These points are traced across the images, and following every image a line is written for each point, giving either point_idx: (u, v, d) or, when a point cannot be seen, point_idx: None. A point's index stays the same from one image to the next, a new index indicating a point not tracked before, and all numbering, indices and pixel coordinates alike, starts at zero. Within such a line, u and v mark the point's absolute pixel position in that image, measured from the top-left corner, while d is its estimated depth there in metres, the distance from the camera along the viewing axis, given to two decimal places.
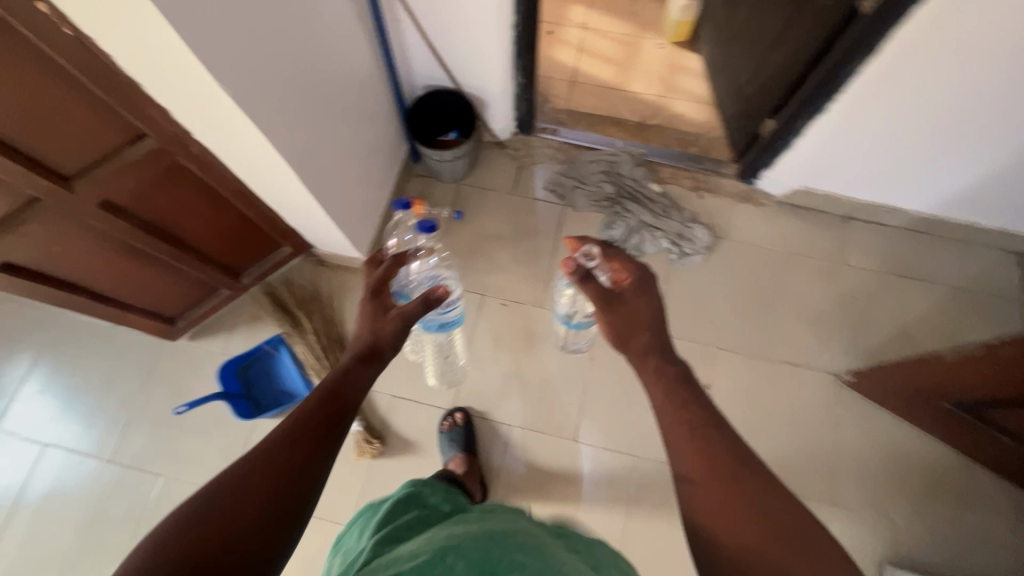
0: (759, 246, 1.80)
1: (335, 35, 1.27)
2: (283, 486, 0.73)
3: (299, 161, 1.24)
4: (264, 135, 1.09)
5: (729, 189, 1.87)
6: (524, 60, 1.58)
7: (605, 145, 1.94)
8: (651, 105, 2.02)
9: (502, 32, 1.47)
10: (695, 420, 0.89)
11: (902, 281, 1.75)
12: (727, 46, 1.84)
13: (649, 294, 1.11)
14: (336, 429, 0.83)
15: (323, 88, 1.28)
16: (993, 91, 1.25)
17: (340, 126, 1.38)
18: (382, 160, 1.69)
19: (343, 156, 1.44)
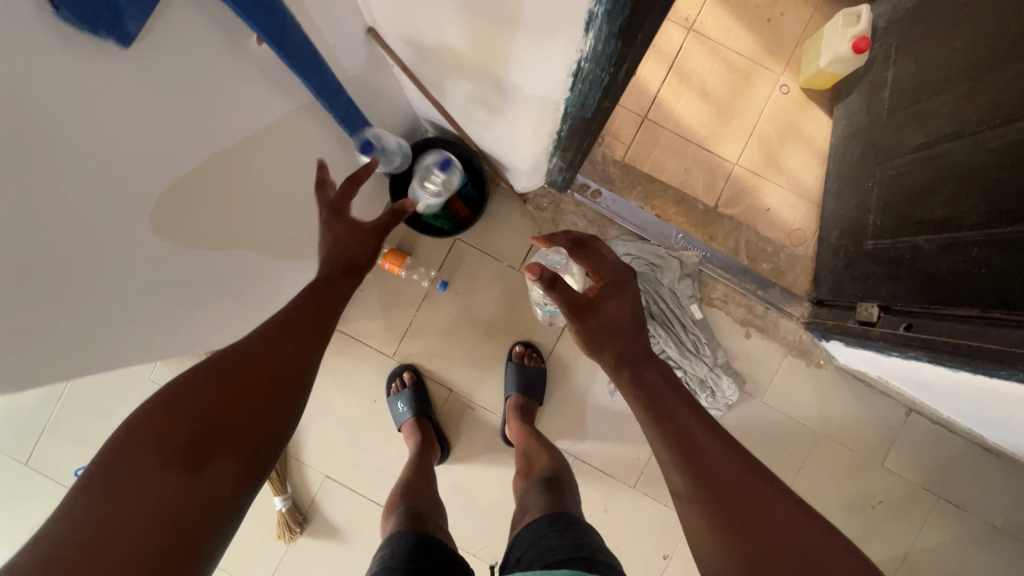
0: (790, 416, 1.48)
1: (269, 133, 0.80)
2: (280, 375, 0.70)
3: (202, 313, 0.89)
4: (125, 341, 0.74)
5: (786, 334, 1.47)
6: (569, 158, 1.08)
7: (655, 234, 1.46)
8: (736, 186, 1.49)
9: (538, 137, 0.95)
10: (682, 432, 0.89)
11: (935, 500, 1.47)
12: (870, 160, 1.27)
13: (621, 293, 1.08)
14: (327, 324, 0.80)
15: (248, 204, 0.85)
16: None
17: (280, 238, 0.98)
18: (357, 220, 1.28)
19: (286, 261, 1.05)
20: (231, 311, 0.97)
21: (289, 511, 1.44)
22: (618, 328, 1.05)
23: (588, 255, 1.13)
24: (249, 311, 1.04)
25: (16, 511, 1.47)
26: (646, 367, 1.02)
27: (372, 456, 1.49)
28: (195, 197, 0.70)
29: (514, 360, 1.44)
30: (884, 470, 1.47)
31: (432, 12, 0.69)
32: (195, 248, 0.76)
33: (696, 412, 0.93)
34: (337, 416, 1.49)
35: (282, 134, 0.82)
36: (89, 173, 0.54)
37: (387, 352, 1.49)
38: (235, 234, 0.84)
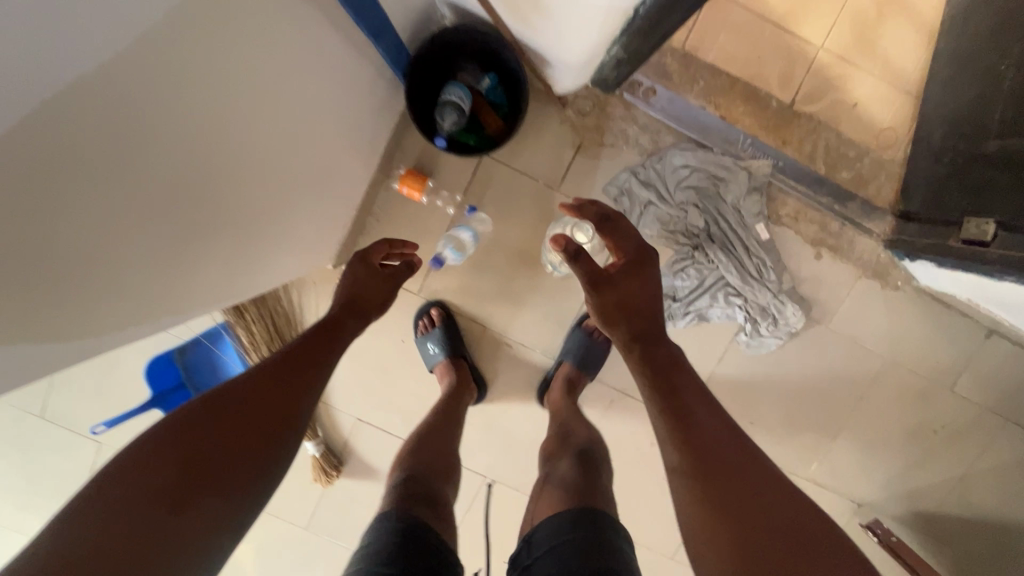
0: (857, 344, 1.35)
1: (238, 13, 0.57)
2: (275, 414, 0.73)
3: (179, 257, 0.71)
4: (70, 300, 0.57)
5: (862, 255, 1.30)
6: (636, 36, 0.83)
7: (718, 141, 1.23)
8: (819, 78, 1.22)
9: (602, 13, 0.70)
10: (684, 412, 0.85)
11: (1003, 424, 1.38)
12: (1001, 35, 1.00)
13: (643, 275, 1.00)
14: (324, 363, 0.83)
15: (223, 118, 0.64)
16: None
17: (264, 158, 0.77)
18: (364, 136, 1.06)
19: (280, 189, 0.86)
20: (217, 252, 0.80)
21: (322, 454, 1.38)
22: (635, 305, 0.98)
23: (613, 227, 1.04)
24: (244, 247, 0.86)
25: (40, 463, 1.42)
26: (660, 349, 0.94)
27: (403, 399, 1.39)
28: (103, 105, 0.48)
29: (581, 331, 1.29)
30: (951, 395, 1.37)
31: None
32: (128, 173, 0.56)
33: (712, 406, 0.86)
34: (362, 358, 1.38)
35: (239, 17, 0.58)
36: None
37: (412, 289, 1.34)
38: (191, 156, 0.63)
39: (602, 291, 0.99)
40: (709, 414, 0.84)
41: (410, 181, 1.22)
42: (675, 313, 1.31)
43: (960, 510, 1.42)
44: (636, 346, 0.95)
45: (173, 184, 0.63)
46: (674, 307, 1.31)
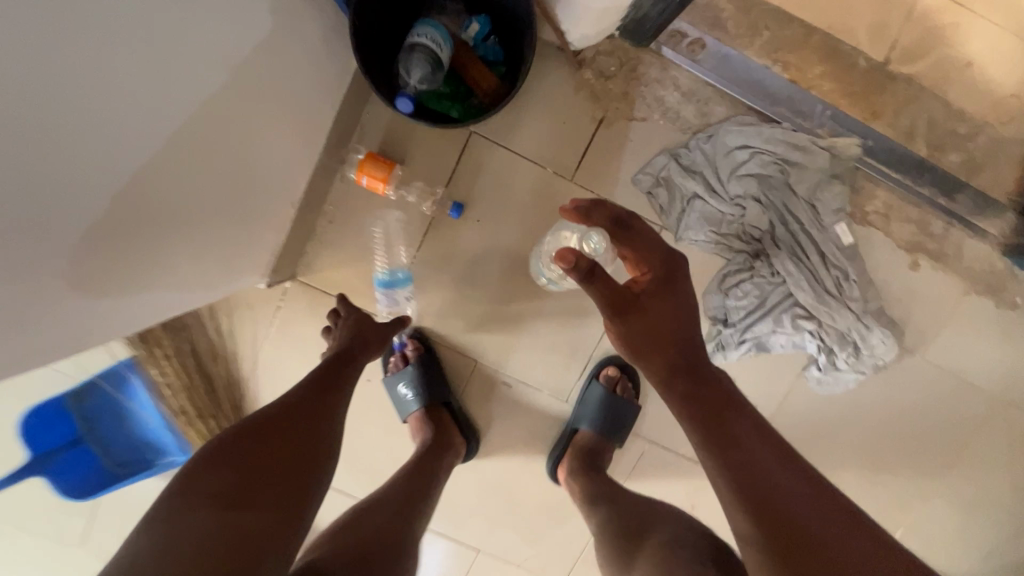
0: (962, 379, 1.04)
1: None
2: (304, 451, 0.62)
3: None
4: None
5: (972, 264, 0.99)
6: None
7: (787, 112, 0.91)
8: (922, 29, 0.91)
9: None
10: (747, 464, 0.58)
11: None
12: None
13: (674, 293, 0.70)
14: (343, 390, 0.71)
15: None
16: None
17: (111, 124, 0.44)
18: (294, 96, 0.73)
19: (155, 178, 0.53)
20: (47, 292, 0.47)
21: None
22: (665, 334, 0.68)
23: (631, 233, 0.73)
24: (106, 278, 0.53)
25: None
26: (708, 389, 0.65)
27: (371, 457, 1.07)
28: None
29: (601, 387, 1.00)
30: None
31: None
32: None
33: (800, 471, 0.58)
34: None
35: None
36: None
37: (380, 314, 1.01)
38: None
39: (625, 317, 0.70)
40: (799, 488, 0.56)
41: (370, 167, 0.90)
42: (728, 342, 0.99)
43: None
44: (675, 386, 0.66)
45: None
46: (725, 334, 0.99)
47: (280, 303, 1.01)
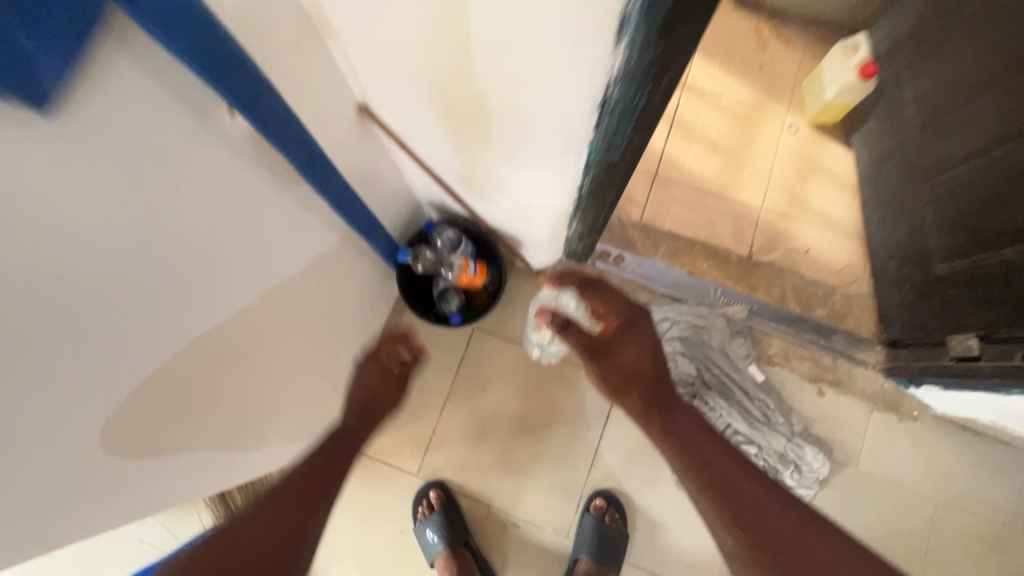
0: (900, 487, 1.23)
1: (282, 238, 0.70)
2: (284, 532, 0.78)
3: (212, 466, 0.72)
4: (87, 499, 0.52)
5: (865, 387, 1.28)
6: (594, 201, 0.84)
7: (691, 294, 1.32)
8: (768, 233, 1.37)
9: (566, 151, 0.67)
10: (717, 471, 0.83)
11: None
12: (913, 180, 1.17)
13: (635, 337, 0.93)
14: (326, 489, 0.90)
15: (266, 321, 0.72)
16: None
17: (299, 347, 0.85)
18: (368, 324, 1.14)
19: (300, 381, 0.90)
20: (246, 454, 0.80)
21: None
22: (639, 379, 0.91)
23: (594, 289, 0.94)
24: (269, 442, 0.86)
25: None
26: (681, 419, 0.88)
27: None
28: (194, 326, 0.57)
29: (592, 517, 1.20)
30: None
31: (458, 90, 0.63)
32: (209, 376, 0.63)
33: (755, 477, 0.84)
34: (360, 560, 1.24)
35: (276, 216, 0.67)
36: (31, 241, 0.37)
37: (411, 470, 1.28)
38: (244, 359, 0.70)
39: (600, 359, 0.93)
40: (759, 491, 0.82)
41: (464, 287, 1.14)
42: None
43: None
44: (654, 417, 0.88)
45: (231, 391, 0.69)
46: None
47: None
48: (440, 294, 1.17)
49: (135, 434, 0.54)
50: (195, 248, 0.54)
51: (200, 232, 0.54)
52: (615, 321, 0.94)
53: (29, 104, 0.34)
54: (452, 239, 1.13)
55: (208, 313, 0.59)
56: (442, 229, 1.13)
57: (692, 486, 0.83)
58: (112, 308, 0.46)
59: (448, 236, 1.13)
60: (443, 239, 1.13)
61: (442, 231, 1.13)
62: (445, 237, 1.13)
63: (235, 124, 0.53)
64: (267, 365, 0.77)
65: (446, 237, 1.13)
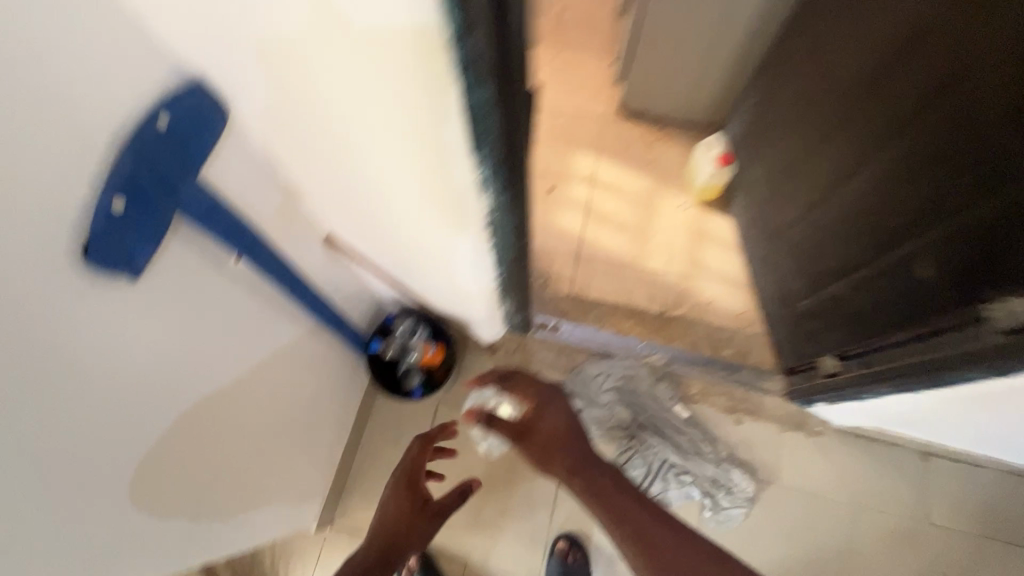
0: (818, 496, 1.42)
1: (271, 341, 0.93)
2: None
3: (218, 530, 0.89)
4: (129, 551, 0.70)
5: (775, 412, 1.50)
6: (509, 280, 1.11)
7: (620, 350, 1.57)
8: (676, 292, 1.65)
9: (473, 255, 0.93)
10: (632, 521, 0.98)
11: (1002, 550, 1.37)
12: (772, 240, 1.48)
13: (551, 412, 1.08)
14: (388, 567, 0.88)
15: (259, 406, 0.93)
16: None
17: (287, 428, 1.05)
18: (346, 407, 1.34)
19: (288, 457, 1.08)
20: (245, 522, 0.97)
21: None
22: (558, 447, 1.05)
23: (512, 381, 1.13)
24: (264, 512, 1.04)
25: None
26: (598, 477, 1.02)
27: None
28: (208, 412, 0.79)
29: (556, 559, 1.35)
30: (935, 528, 1.39)
31: (393, 223, 0.90)
32: (217, 451, 0.83)
33: (662, 520, 1.00)
34: None
35: (267, 326, 0.90)
36: (115, 361, 0.60)
37: None
38: (243, 437, 0.90)
39: (525, 438, 1.08)
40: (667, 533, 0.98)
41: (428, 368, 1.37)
42: None
43: None
44: (576, 479, 1.03)
45: (234, 464, 0.89)
46: None
47: (322, 545, 1.41)
48: (405, 375, 1.38)
49: (162, 496, 0.73)
50: (211, 354, 0.77)
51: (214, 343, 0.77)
52: (533, 402, 1.11)
53: (128, 276, 0.58)
54: (410, 329, 1.35)
55: (217, 400, 0.80)
56: (400, 321, 1.36)
57: (617, 539, 0.98)
58: (152, 403, 0.67)
59: (407, 327, 1.35)
60: (403, 330, 1.35)
61: (401, 323, 1.35)
62: (405, 328, 1.35)
63: (237, 266, 0.78)
64: (261, 443, 0.96)
65: (405, 328, 1.35)
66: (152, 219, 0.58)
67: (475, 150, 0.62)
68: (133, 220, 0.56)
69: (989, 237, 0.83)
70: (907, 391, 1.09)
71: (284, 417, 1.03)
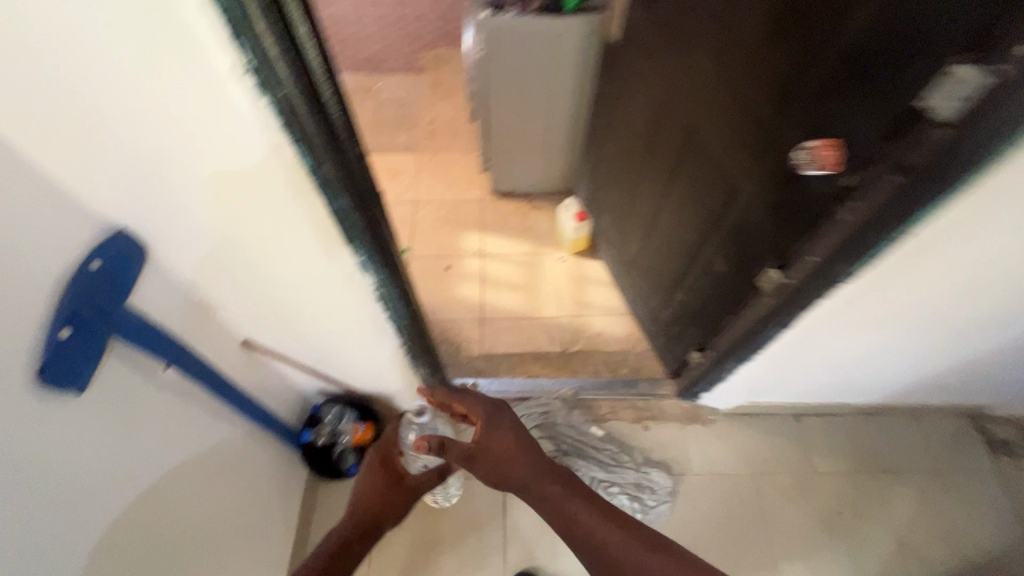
0: (726, 474, 1.64)
1: (207, 441, 1.04)
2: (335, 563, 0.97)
3: None
4: None
5: (674, 412, 1.73)
6: (414, 344, 1.29)
7: (534, 391, 1.74)
8: (571, 331, 1.90)
9: (375, 325, 1.14)
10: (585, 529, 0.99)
11: (876, 477, 1.64)
12: (631, 270, 1.79)
13: (498, 428, 1.04)
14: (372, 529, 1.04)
15: (201, 506, 1.01)
16: (916, 331, 1.18)
17: (231, 526, 1.12)
18: (288, 504, 1.40)
19: (235, 557, 1.14)
20: None
21: None
22: (509, 464, 1.01)
23: (458, 399, 1.08)
24: None
25: None
26: (550, 489, 1.02)
27: None
28: (153, 511, 0.88)
29: None
30: (821, 475, 1.64)
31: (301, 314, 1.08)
32: (166, 551, 0.91)
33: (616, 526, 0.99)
34: None
35: (201, 428, 1.02)
36: (70, 468, 0.71)
37: None
38: (189, 536, 0.97)
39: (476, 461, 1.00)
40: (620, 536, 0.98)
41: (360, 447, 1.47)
42: None
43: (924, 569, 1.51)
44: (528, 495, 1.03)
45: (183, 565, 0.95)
46: None
47: None
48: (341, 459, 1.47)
49: None
50: (152, 457, 0.87)
51: (155, 446, 0.88)
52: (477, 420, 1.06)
53: (75, 390, 0.71)
54: (336, 415, 1.46)
55: (160, 500, 0.89)
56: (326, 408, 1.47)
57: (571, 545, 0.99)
58: (105, 504, 0.78)
59: (333, 414, 1.45)
60: (330, 418, 1.45)
61: (327, 410, 1.46)
62: (332, 415, 1.45)
63: (166, 373, 0.91)
64: (207, 543, 1.03)
65: (331, 414, 1.45)
66: (94, 340, 0.73)
67: (346, 238, 0.85)
68: (75, 344, 0.70)
69: (738, 229, 1.16)
70: (746, 360, 1.37)
71: (226, 516, 1.10)
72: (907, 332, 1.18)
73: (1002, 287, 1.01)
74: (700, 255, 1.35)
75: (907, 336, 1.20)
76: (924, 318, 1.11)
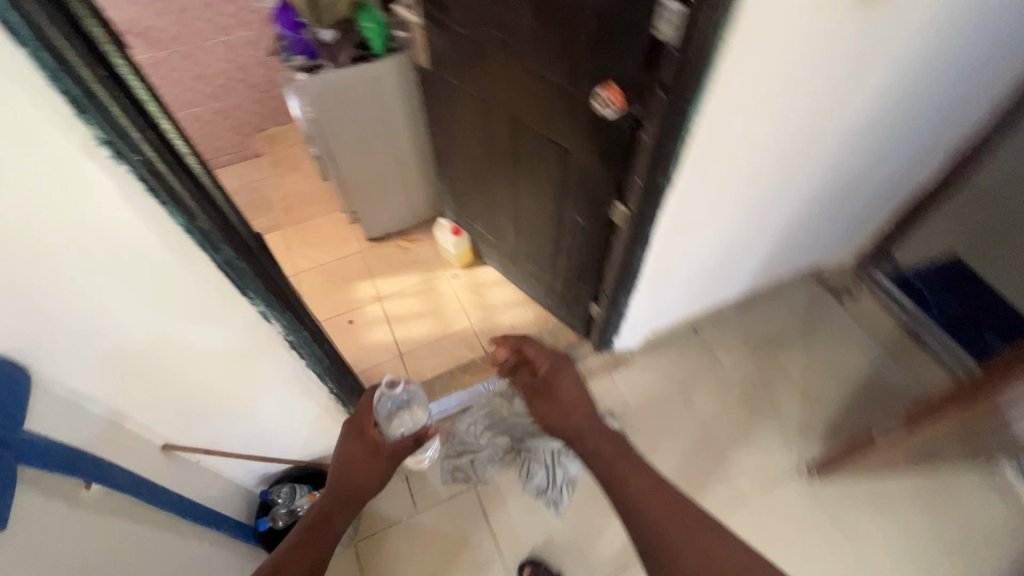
0: (659, 398, 1.83)
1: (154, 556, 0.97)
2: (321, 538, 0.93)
3: None
4: None
5: (599, 365, 1.90)
6: (341, 387, 1.31)
7: (472, 398, 1.78)
8: (486, 333, 2.01)
9: (295, 373, 1.16)
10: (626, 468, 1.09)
11: (769, 351, 1.93)
12: (516, 260, 1.96)
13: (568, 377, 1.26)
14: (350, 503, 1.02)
15: None
16: (743, 212, 1.44)
17: None
18: None
19: None
20: None
21: None
22: (573, 407, 1.22)
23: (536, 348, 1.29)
24: None
25: None
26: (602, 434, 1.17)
27: None
28: None
29: None
30: (730, 367, 1.90)
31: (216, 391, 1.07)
32: None
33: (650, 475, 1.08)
34: None
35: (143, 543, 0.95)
36: None
37: None
38: None
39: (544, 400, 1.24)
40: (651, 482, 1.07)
41: None
42: (556, 497, 1.59)
43: (828, 405, 1.81)
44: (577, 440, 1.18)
45: None
46: (549, 494, 1.60)
47: None
48: None
49: None
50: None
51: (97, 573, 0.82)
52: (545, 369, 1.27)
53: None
54: (289, 492, 1.42)
55: None
56: (275, 491, 1.42)
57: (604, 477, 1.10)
58: None
59: (286, 492, 1.41)
60: (284, 497, 1.41)
61: (277, 492, 1.41)
62: (284, 494, 1.41)
63: (91, 493, 0.85)
64: None
65: (284, 494, 1.41)
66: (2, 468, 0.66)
67: (241, 288, 0.89)
68: None
69: (582, 181, 1.36)
70: (633, 292, 1.57)
71: None
72: (737, 216, 1.45)
73: (808, 161, 1.32)
74: (562, 218, 1.54)
75: (740, 220, 1.47)
76: (747, 198, 1.38)
